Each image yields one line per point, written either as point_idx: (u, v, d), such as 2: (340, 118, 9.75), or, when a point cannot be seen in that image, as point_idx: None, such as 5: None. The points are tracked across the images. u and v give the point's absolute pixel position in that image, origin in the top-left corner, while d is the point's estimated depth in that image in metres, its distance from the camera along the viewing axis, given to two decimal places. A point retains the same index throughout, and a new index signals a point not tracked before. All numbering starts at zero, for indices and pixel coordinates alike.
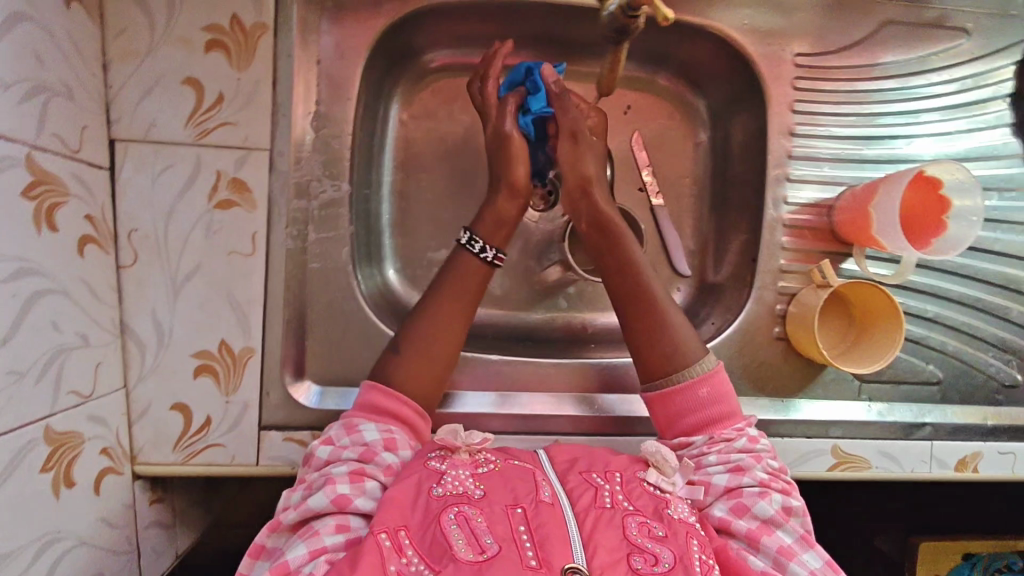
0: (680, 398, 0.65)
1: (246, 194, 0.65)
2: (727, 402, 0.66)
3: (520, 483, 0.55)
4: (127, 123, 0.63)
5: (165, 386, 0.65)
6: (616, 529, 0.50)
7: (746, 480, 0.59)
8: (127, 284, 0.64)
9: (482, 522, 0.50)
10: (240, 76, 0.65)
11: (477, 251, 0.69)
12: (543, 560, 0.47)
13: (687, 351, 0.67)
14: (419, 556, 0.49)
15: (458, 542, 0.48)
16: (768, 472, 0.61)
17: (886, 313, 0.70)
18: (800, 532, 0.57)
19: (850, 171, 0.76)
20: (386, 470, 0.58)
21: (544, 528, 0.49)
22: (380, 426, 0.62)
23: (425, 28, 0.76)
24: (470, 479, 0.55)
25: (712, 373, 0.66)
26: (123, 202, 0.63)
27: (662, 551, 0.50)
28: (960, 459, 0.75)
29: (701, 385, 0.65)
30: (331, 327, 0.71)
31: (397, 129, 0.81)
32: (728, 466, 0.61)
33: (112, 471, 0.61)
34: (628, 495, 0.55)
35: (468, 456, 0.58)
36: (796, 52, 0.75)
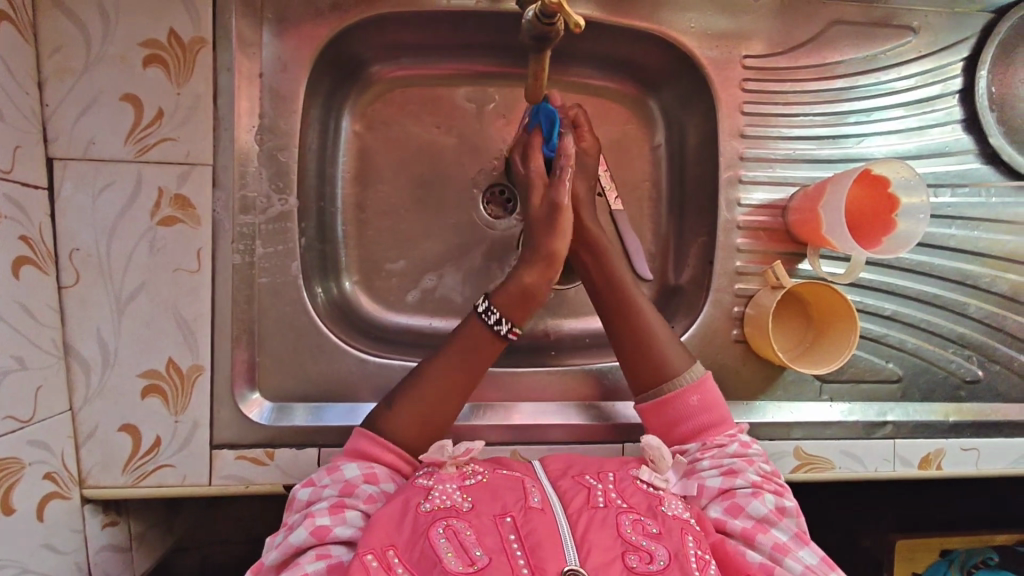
0: (673, 407, 0.66)
1: (191, 210, 0.65)
2: (717, 409, 0.66)
3: (510, 490, 0.55)
4: (65, 142, 0.62)
5: (112, 407, 0.64)
6: (609, 531, 0.51)
7: (738, 480, 0.60)
8: (70, 305, 0.63)
9: (470, 534, 0.50)
10: (179, 91, 0.64)
11: (469, 274, 0.69)
12: (536, 566, 0.47)
13: (675, 361, 0.68)
14: (407, 572, 0.48)
15: (447, 555, 0.48)
16: (760, 475, 0.61)
17: (841, 313, 0.70)
18: (795, 529, 0.57)
19: (804, 172, 0.76)
20: (368, 500, 0.56)
21: (535, 532, 0.50)
22: (361, 460, 0.60)
23: (372, 39, 0.76)
24: (457, 492, 0.55)
25: (699, 381, 0.67)
26: (64, 221, 0.63)
27: (657, 549, 0.50)
28: (923, 456, 0.75)
29: (691, 393, 0.66)
30: (283, 342, 0.70)
31: (350, 141, 0.81)
32: (721, 469, 0.61)
33: (57, 496, 0.60)
34: (621, 494, 0.56)
35: (456, 468, 0.58)
36: (744, 53, 0.75)
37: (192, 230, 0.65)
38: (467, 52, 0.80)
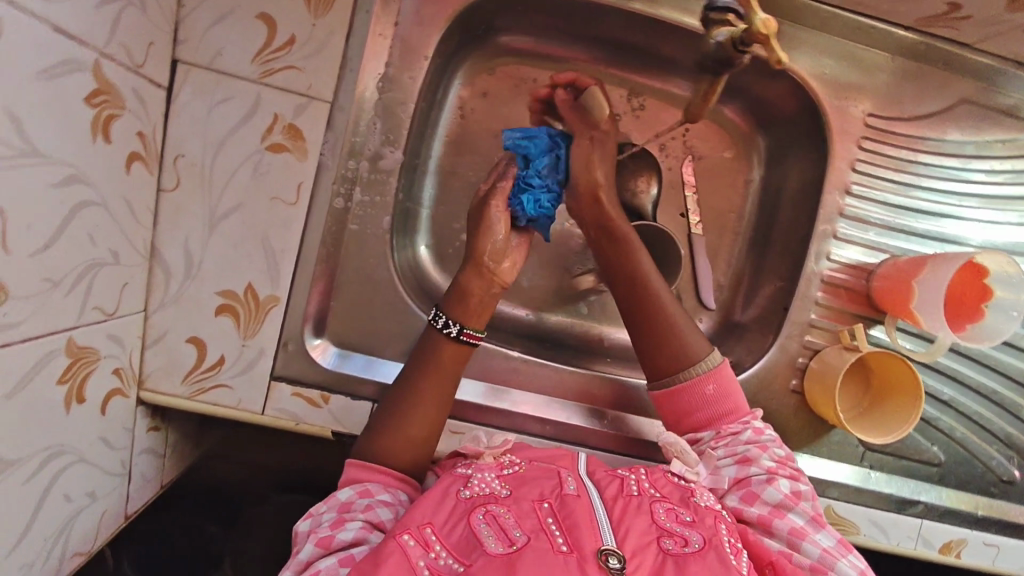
0: (686, 395, 0.68)
1: (301, 142, 0.65)
2: (734, 398, 0.68)
3: (545, 479, 0.57)
4: (193, 47, 0.62)
5: (184, 317, 0.65)
6: (643, 516, 0.54)
7: (752, 469, 0.62)
8: (164, 209, 0.63)
9: (509, 518, 0.52)
10: (314, 22, 0.63)
11: (438, 326, 0.65)
12: (574, 545, 0.49)
13: (695, 349, 0.69)
14: (447, 550, 0.50)
15: (488, 538, 0.50)
16: (775, 460, 0.64)
17: (905, 376, 0.70)
18: (811, 514, 0.59)
19: (896, 241, 0.75)
20: (367, 509, 0.56)
21: (572, 515, 0.52)
22: (354, 484, 0.59)
23: (505, 10, 0.75)
24: (495, 479, 0.57)
25: (717, 368, 0.68)
26: (175, 125, 0.62)
27: (692, 534, 0.53)
28: (946, 542, 0.76)
29: (708, 381, 0.67)
30: (358, 291, 0.70)
31: (455, 106, 0.80)
32: (734, 457, 0.64)
33: (119, 393, 0.61)
34: (653, 484, 0.60)
35: (493, 459, 0.61)
36: (867, 111, 0.74)
37: (297, 163, 0.65)
38: (589, 44, 0.80)
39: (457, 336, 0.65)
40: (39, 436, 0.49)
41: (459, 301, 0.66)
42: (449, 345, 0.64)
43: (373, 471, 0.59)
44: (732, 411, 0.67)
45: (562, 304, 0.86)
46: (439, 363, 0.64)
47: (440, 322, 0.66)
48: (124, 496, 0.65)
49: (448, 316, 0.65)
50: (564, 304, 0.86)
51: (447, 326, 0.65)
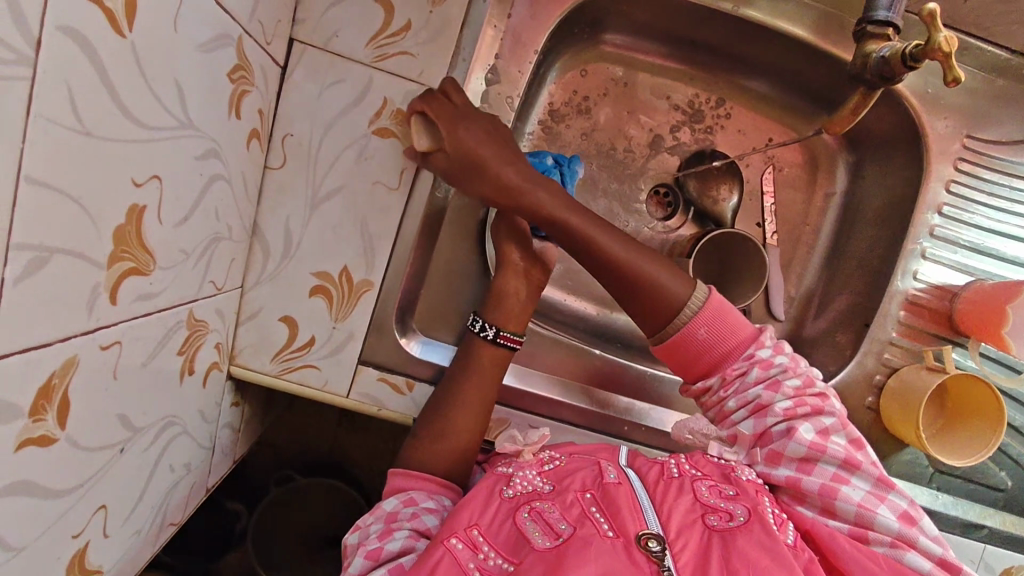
0: (683, 349, 0.63)
1: (407, 129, 0.64)
2: (732, 333, 0.63)
3: (585, 471, 0.58)
4: (310, 27, 0.62)
5: (279, 295, 0.65)
6: (686, 496, 0.54)
7: (770, 422, 0.59)
8: (269, 186, 0.63)
9: (554, 512, 0.52)
10: (432, 10, 0.63)
11: (475, 330, 0.67)
12: (619, 529, 0.50)
13: (673, 292, 0.63)
14: (496, 551, 0.50)
15: (535, 534, 0.50)
16: (790, 395, 0.60)
17: (977, 394, 0.71)
18: (841, 455, 0.57)
19: (982, 264, 0.75)
20: (413, 516, 0.57)
21: (614, 504, 0.52)
22: (400, 495, 0.60)
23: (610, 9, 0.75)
24: (538, 478, 0.58)
25: (707, 306, 0.63)
26: (287, 104, 0.63)
27: (735, 508, 0.53)
28: (1007, 568, 0.76)
29: (699, 326, 0.62)
30: (444, 279, 0.73)
31: (545, 101, 0.80)
32: (749, 408, 0.61)
33: (217, 367, 0.61)
34: (694, 465, 0.59)
35: (532, 456, 0.62)
36: (969, 132, 0.73)
37: (402, 148, 0.65)
38: (683, 49, 0.82)
39: (494, 339, 0.66)
40: (160, 406, 0.49)
41: (499, 308, 0.68)
42: (487, 349, 0.66)
43: (417, 479, 0.61)
44: (735, 346, 0.63)
45: None
46: (478, 367, 0.66)
47: (476, 326, 0.67)
48: (208, 470, 0.65)
49: (483, 320, 0.67)
50: None
51: (483, 329, 0.67)
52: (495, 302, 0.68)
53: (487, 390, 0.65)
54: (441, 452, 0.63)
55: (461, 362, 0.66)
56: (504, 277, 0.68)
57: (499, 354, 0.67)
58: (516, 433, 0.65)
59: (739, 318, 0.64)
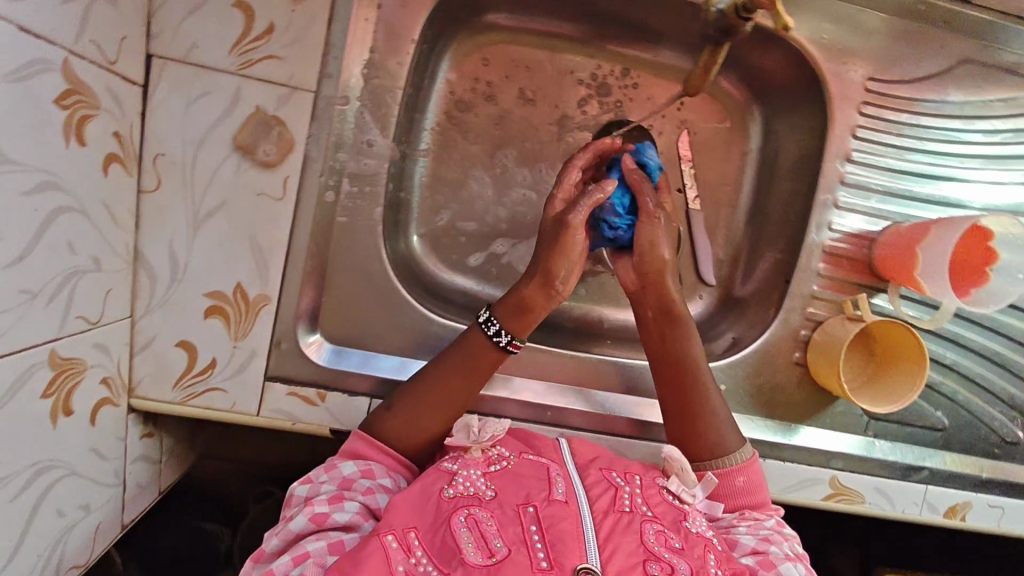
0: (716, 483, 0.65)
1: (284, 134, 0.62)
2: (761, 493, 0.65)
3: (533, 481, 0.56)
4: (167, 39, 0.59)
5: (173, 321, 0.63)
6: (633, 536, 0.52)
7: (774, 547, 0.58)
8: (146, 211, 0.61)
9: (492, 526, 0.51)
10: (294, 8, 0.60)
11: (489, 333, 0.65)
12: (554, 560, 0.48)
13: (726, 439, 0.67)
14: (428, 556, 0.49)
15: (468, 545, 0.49)
16: (796, 552, 0.60)
17: (909, 351, 0.70)
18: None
19: (898, 208, 0.74)
20: (367, 491, 0.57)
21: (556, 528, 0.51)
22: (359, 461, 0.60)
23: None
24: (481, 480, 0.56)
25: (749, 463, 0.66)
26: (153, 123, 0.59)
27: (679, 563, 0.52)
28: (951, 505, 0.77)
29: (740, 473, 0.65)
30: (353, 287, 0.68)
31: (443, 89, 0.78)
32: (757, 535, 0.60)
33: (109, 403, 0.60)
34: (646, 500, 0.58)
35: (481, 454, 0.60)
36: (869, 75, 0.72)
37: (281, 156, 0.62)
38: (583, 21, 0.79)
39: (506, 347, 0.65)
40: (27, 451, 0.48)
41: (510, 307, 0.66)
42: (489, 348, 0.65)
43: (377, 449, 0.61)
44: (758, 502, 0.65)
45: None
46: (473, 368, 0.65)
47: (490, 328, 0.65)
48: (120, 505, 0.64)
49: (499, 324, 0.66)
50: None
51: (496, 334, 0.65)
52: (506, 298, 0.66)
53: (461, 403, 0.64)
54: (411, 430, 0.63)
55: (449, 363, 0.64)
56: (529, 283, 0.66)
57: (489, 354, 0.65)
58: (473, 423, 0.62)
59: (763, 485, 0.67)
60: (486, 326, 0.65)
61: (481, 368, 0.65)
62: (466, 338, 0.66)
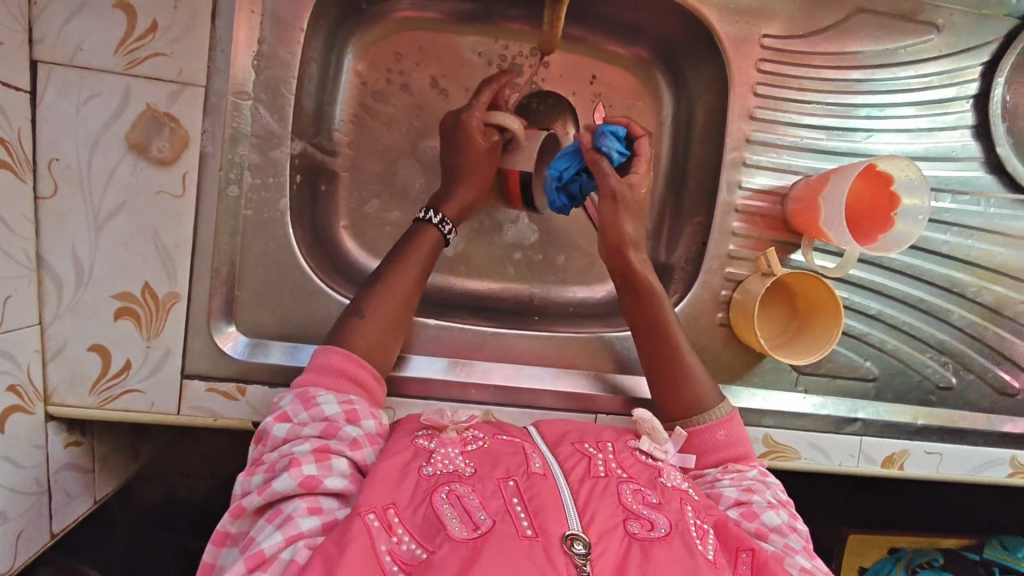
0: (698, 438, 0.65)
1: (178, 131, 0.62)
2: (743, 445, 0.66)
3: (510, 458, 0.55)
4: (51, 44, 0.59)
5: (83, 325, 0.63)
6: (610, 498, 0.52)
7: (756, 496, 0.60)
8: (46, 217, 0.61)
9: (473, 500, 0.50)
10: (176, 5, 0.61)
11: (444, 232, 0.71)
12: (539, 528, 0.47)
13: (707, 396, 0.68)
14: (411, 535, 0.48)
15: (451, 521, 0.48)
16: (777, 500, 0.61)
17: (829, 303, 0.70)
18: (803, 544, 0.56)
19: (807, 162, 0.75)
20: (353, 445, 0.56)
21: (538, 498, 0.50)
22: (338, 397, 0.59)
23: None
24: (459, 458, 0.55)
25: (728, 417, 0.67)
26: (44, 129, 0.60)
27: (658, 517, 0.51)
28: (888, 455, 0.77)
29: (720, 427, 0.66)
30: (263, 278, 0.68)
31: (351, 80, 0.78)
32: (740, 487, 0.61)
33: (20, 410, 0.60)
34: (620, 463, 0.57)
35: (457, 434, 0.59)
36: (764, 32, 0.73)
37: (177, 153, 0.63)
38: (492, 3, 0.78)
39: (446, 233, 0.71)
40: None
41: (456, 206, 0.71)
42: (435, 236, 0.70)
43: (355, 365, 0.62)
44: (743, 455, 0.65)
45: (488, 270, 0.83)
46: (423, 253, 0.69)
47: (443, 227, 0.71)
48: (46, 513, 0.64)
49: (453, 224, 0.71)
50: (490, 269, 0.83)
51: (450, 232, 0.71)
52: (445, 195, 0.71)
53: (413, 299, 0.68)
54: (368, 338, 0.64)
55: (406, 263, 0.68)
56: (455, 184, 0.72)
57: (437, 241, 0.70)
58: (445, 411, 0.62)
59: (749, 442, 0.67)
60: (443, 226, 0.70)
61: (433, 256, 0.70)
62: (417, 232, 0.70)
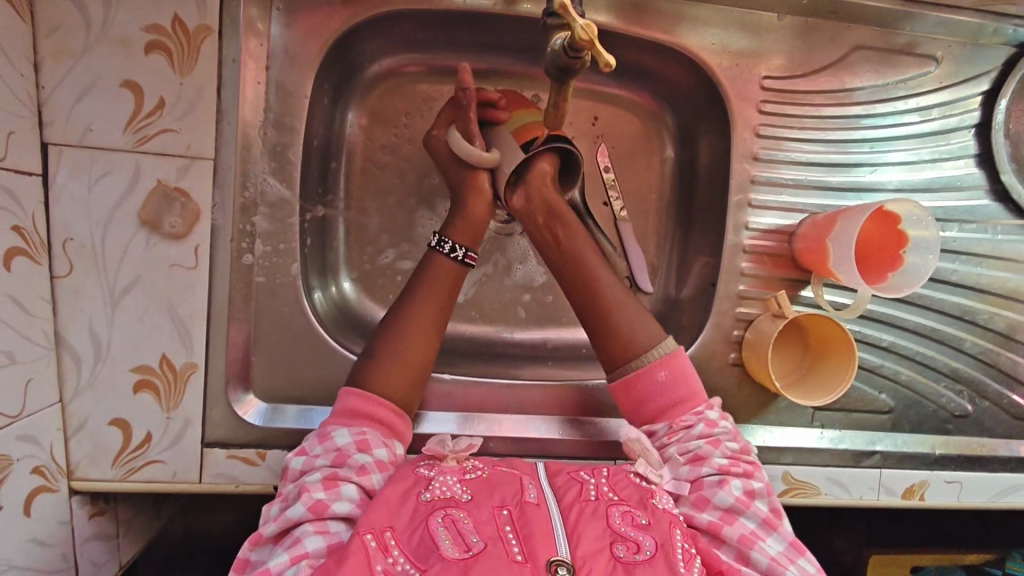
0: (640, 383, 0.66)
1: (188, 204, 0.63)
2: (687, 383, 0.66)
3: (508, 487, 0.56)
4: (61, 126, 0.60)
5: (103, 400, 0.64)
6: (598, 521, 0.52)
7: (704, 469, 0.60)
8: (62, 296, 0.62)
9: (467, 523, 0.51)
10: (182, 81, 0.62)
11: (445, 252, 0.69)
12: (529, 555, 0.48)
13: (646, 338, 0.67)
14: (406, 555, 0.49)
15: (444, 541, 0.49)
16: (727, 456, 0.62)
17: (841, 341, 0.71)
18: (762, 515, 0.57)
19: (812, 199, 0.75)
20: (362, 471, 0.57)
21: (529, 525, 0.50)
22: (352, 429, 0.61)
23: (367, 32, 0.72)
24: (457, 484, 0.55)
25: (670, 356, 0.66)
26: (58, 209, 0.61)
27: (644, 539, 0.51)
28: (908, 486, 0.76)
29: (659, 369, 0.65)
30: (278, 342, 0.69)
31: (354, 135, 0.78)
32: (688, 457, 0.62)
33: (45, 490, 0.60)
34: (612, 487, 0.57)
35: (457, 463, 0.59)
36: (764, 73, 0.73)
37: (188, 226, 0.63)
38: (495, 52, 0.77)
39: (461, 260, 0.69)
40: None
41: (460, 224, 0.70)
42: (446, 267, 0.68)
43: (375, 404, 0.62)
44: (685, 398, 0.65)
45: (500, 315, 0.83)
46: (436, 277, 0.68)
47: (445, 247, 0.69)
48: None
49: (452, 241, 0.69)
50: (501, 314, 0.83)
51: (452, 250, 0.69)
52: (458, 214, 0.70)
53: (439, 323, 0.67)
54: (396, 380, 0.64)
55: (421, 295, 0.67)
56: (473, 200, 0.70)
57: (451, 269, 0.69)
58: (447, 437, 0.61)
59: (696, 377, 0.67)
60: (441, 246, 0.69)
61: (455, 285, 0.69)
62: (427, 263, 0.69)
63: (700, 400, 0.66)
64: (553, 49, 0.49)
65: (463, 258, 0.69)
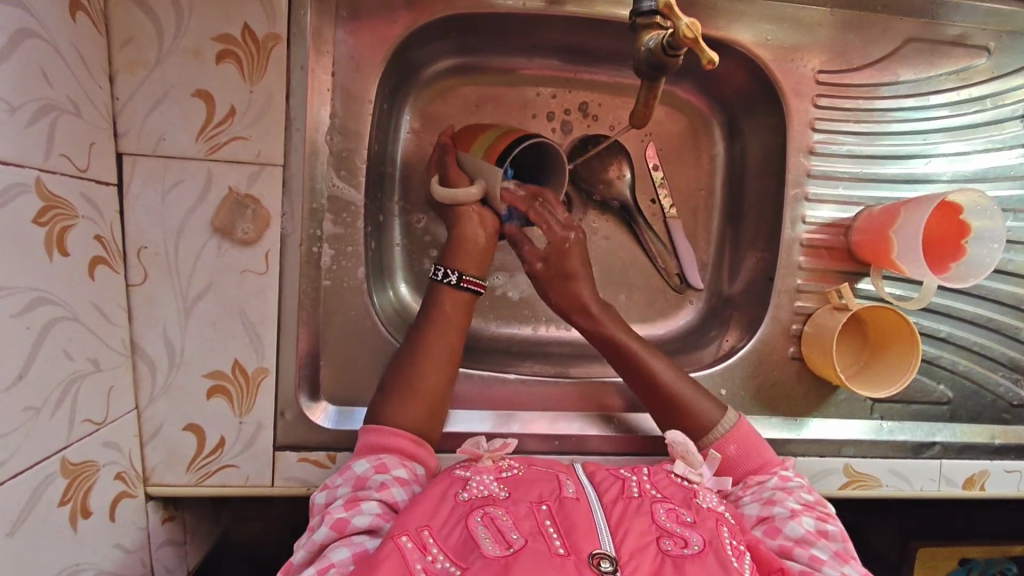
0: (713, 460, 0.66)
1: (260, 211, 0.63)
2: (756, 453, 0.66)
3: (544, 483, 0.55)
4: (135, 136, 0.61)
5: (178, 408, 0.64)
6: (643, 517, 0.51)
7: (776, 508, 0.59)
8: (137, 303, 0.62)
9: (507, 520, 0.50)
10: (252, 89, 0.62)
11: (438, 278, 0.69)
12: (571, 547, 0.47)
13: (710, 412, 0.68)
14: (445, 553, 0.48)
15: (485, 540, 0.48)
16: (802, 503, 0.60)
17: (899, 357, 0.72)
18: (834, 548, 0.55)
19: (864, 192, 0.76)
20: (382, 487, 0.56)
21: (570, 520, 0.49)
22: (371, 458, 0.60)
23: (425, 37, 0.72)
24: (494, 483, 0.55)
25: (734, 428, 0.67)
26: (131, 218, 0.61)
27: (692, 535, 0.50)
28: (968, 477, 0.76)
29: (730, 443, 0.66)
30: (345, 344, 0.70)
31: (410, 139, 0.78)
32: (760, 501, 0.61)
33: (126, 496, 0.61)
34: (655, 485, 0.57)
35: (492, 462, 0.59)
36: (817, 68, 0.74)
37: (259, 232, 0.64)
38: (547, 52, 0.78)
39: (457, 283, 0.69)
40: (50, 561, 0.50)
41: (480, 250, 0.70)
42: (451, 293, 0.69)
43: (390, 435, 0.61)
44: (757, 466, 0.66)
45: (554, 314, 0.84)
46: (442, 312, 0.68)
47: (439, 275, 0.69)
48: None
49: (444, 267, 0.70)
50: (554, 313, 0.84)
51: (445, 276, 0.69)
52: (456, 243, 0.70)
53: (452, 337, 0.68)
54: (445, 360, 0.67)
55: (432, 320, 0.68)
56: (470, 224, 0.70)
57: (463, 298, 0.69)
58: (481, 438, 0.62)
59: (763, 442, 0.68)
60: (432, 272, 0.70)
61: (460, 306, 0.69)
62: (436, 294, 0.69)
63: (775, 463, 0.66)
64: (647, 48, 0.50)
65: (456, 281, 0.69)
